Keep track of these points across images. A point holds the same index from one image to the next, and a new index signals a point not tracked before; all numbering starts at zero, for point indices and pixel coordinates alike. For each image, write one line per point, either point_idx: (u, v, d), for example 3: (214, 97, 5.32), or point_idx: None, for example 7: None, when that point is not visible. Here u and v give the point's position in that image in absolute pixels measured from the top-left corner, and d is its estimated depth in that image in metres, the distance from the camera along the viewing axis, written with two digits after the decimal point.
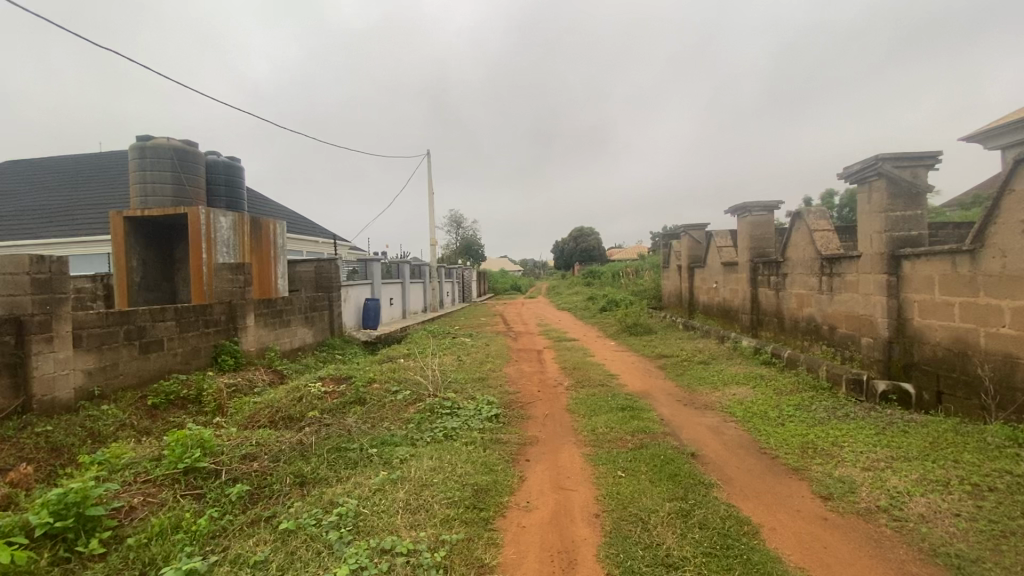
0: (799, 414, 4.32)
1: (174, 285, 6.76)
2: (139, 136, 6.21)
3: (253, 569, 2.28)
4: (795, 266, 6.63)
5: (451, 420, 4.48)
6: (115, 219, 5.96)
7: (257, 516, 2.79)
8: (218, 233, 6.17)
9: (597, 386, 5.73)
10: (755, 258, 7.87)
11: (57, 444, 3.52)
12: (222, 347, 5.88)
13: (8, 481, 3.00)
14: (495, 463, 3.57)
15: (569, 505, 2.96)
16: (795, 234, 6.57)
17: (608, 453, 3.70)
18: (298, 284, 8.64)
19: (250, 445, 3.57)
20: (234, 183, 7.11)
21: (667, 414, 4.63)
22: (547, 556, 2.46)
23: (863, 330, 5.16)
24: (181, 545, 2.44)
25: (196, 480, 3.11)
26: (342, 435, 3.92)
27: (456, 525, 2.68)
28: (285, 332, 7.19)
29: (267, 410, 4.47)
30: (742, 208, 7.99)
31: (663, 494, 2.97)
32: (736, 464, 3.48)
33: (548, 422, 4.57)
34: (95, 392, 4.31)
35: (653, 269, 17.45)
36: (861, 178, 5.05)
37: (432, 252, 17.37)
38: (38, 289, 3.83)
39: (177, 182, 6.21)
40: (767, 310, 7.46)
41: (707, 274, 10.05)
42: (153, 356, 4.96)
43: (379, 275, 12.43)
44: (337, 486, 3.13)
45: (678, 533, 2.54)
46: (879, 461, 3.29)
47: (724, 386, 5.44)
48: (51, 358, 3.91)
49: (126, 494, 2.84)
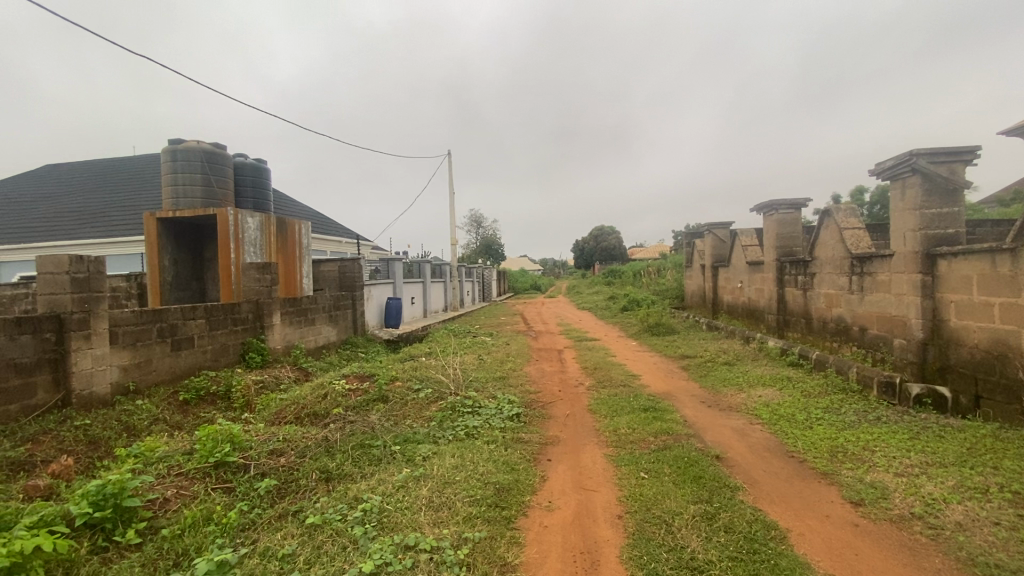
0: (828, 418, 4.21)
1: (203, 284, 6.95)
2: (171, 139, 6.40)
3: (281, 561, 2.33)
4: (823, 265, 6.46)
5: (472, 419, 4.50)
6: (149, 220, 6.17)
7: (284, 510, 2.84)
8: (245, 233, 6.32)
9: (619, 387, 5.68)
10: (782, 258, 7.70)
11: (95, 437, 3.66)
12: (249, 344, 6.02)
13: (49, 472, 3.13)
14: (517, 463, 3.56)
15: (592, 506, 2.95)
16: (824, 232, 6.40)
17: (632, 454, 3.66)
18: (323, 284, 8.79)
19: (278, 440, 3.66)
20: (261, 184, 7.27)
21: (690, 416, 4.56)
22: (570, 557, 2.45)
23: (895, 331, 5.00)
24: (213, 537, 2.51)
25: (225, 473, 3.19)
26: (366, 432, 3.97)
27: (478, 523, 2.69)
28: (309, 330, 7.32)
29: (293, 406, 4.56)
30: (768, 206, 7.82)
31: (688, 497, 2.93)
32: (763, 467, 3.42)
33: (570, 422, 4.55)
34: (130, 387, 4.46)
35: (676, 268, 17.21)
36: (894, 174, 4.90)
37: (453, 251, 17.47)
38: (77, 288, 3.98)
39: (206, 183, 6.37)
40: (795, 310, 7.29)
41: (731, 274, 9.87)
42: (185, 353, 5.11)
43: (401, 274, 12.57)
44: (361, 482, 3.18)
45: (704, 537, 2.50)
46: (913, 467, 3.18)
47: (749, 387, 5.34)
48: (90, 354, 4.06)
49: (160, 487, 2.94)
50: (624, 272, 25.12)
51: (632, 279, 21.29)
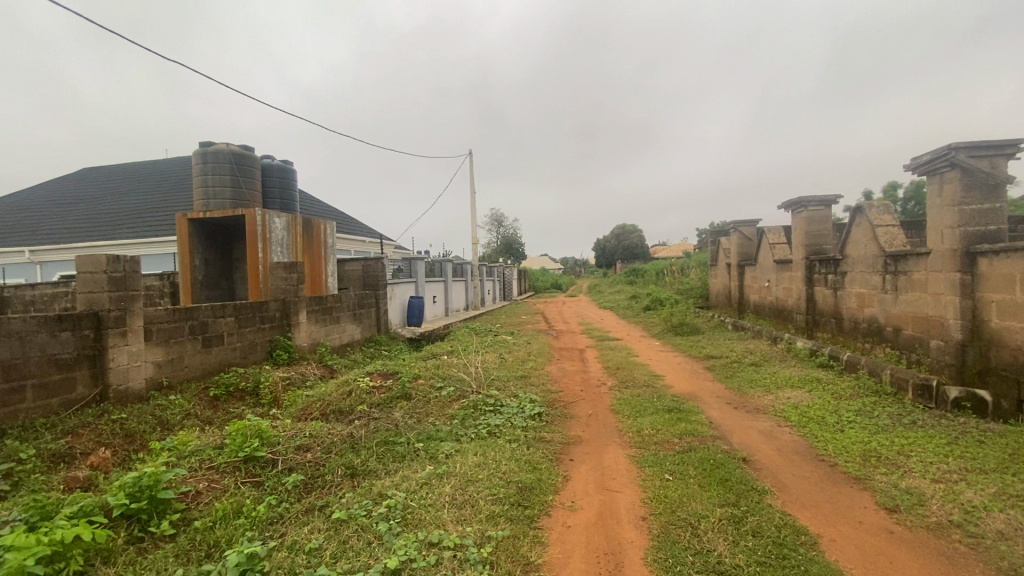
0: (860, 421, 4.09)
1: (232, 283, 7.13)
2: (201, 142, 6.57)
3: (308, 555, 2.37)
4: (855, 263, 6.27)
5: (494, 418, 4.51)
6: (181, 221, 6.36)
7: (311, 505, 2.90)
8: (273, 233, 6.46)
9: (642, 387, 5.63)
10: (811, 256, 7.50)
11: (131, 431, 3.79)
12: (277, 342, 6.16)
13: (88, 464, 3.25)
14: (539, 462, 3.56)
15: (616, 506, 2.93)
16: (855, 230, 6.21)
17: (656, 456, 3.62)
18: (347, 283, 8.93)
19: (305, 436, 3.72)
20: (287, 185, 7.41)
21: (716, 417, 4.48)
22: (593, 558, 2.43)
23: (932, 332, 4.83)
24: (243, 529, 2.57)
25: (254, 468, 3.27)
26: (390, 429, 4.02)
27: (501, 522, 2.69)
28: (334, 328, 7.44)
29: (318, 403, 4.64)
30: (796, 202, 7.62)
31: (714, 499, 2.88)
32: (792, 471, 3.33)
33: (592, 423, 4.51)
34: (163, 383, 4.60)
35: (699, 267, 16.92)
36: (931, 170, 4.71)
37: (474, 250, 17.55)
38: (114, 287, 4.12)
39: (235, 185, 6.53)
40: (824, 310, 7.09)
41: (758, 273, 9.66)
42: (215, 350, 5.26)
43: (423, 274, 12.68)
44: (385, 479, 3.22)
45: (730, 540, 2.46)
46: (951, 473, 3.06)
47: (777, 389, 5.22)
48: (126, 350, 4.21)
49: (193, 479, 3.03)
50: (646, 271, 24.81)
51: (654, 279, 21.02)
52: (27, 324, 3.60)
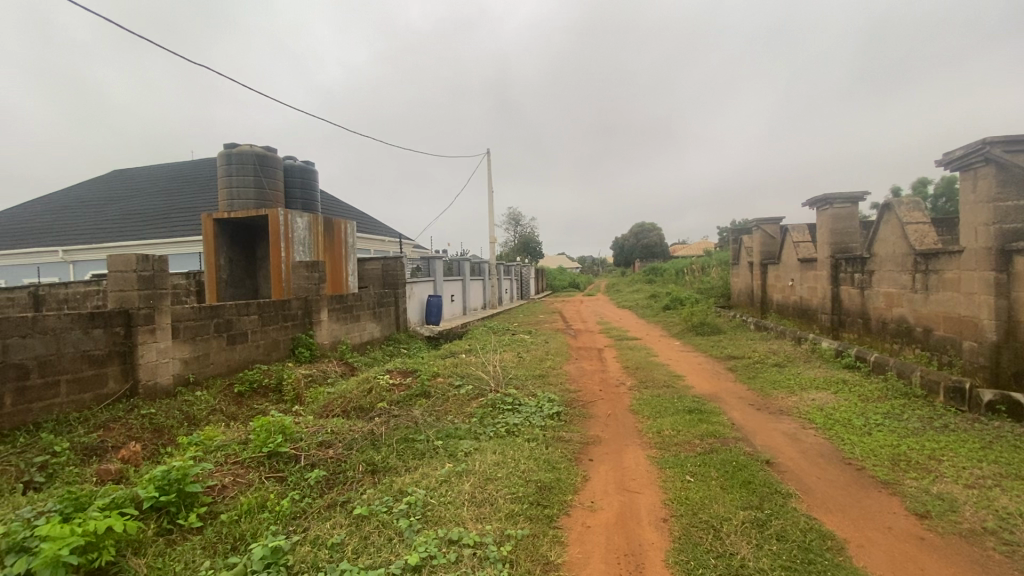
0: (888, 424, 3.97)
1: (256, 282, 7.27)
2: (226, 144, 6.70)
3: (331, 550, 2.40)
4: (883, 262, 6.10)
5: (512, 417, 4.51)
6: (207, 221, 6.51)
7: (333, 500, 2.94)
8: (295, 232, 6.57)
9: (662, 387, 5.57)
10: (836, 254, 7.32)
11: (159, 426, 3.89)
12: (299, 340, 6.26)
13: (120, 457, 3.35)
14: (558, 461, 3.55)
15: (636, 507, 2.90)
16: (883, 227, 6.04)
17: (676, 457, 3.58)
18: (367, 281, 9.03)
19: (326, 433, 3.78)
20: (309, 185, 7.52)
21: (738, 419, 4.41)
22: (613, 558, 2.42)
23: (965, 332, 4.67)
24: (267, 524, 2.62)
25: (278, 463, 3.33)
26: (410, 426, 4.05)
27: (520, 521, 2.69)
28: (355, 326, 7.53)
29: (339, 400, 4.70)
30: (821, 199, 7.45)
31: (737, 502, 2.83)
32: (817, 474, 3.26)
33: (612, 423, 4.48)
34: (190, 379, 4.72)
35: (721, 266, 16.66)
36: (964, 165, 4.55)
37: (492, 249, 17.59)
38: (143, 285, 4.23)
39: (258, 185, 6.65)
40: (851, 310, 6.92)
41: (781, 271, 9.47)
42: (239, 347, 5.37)
43: (441, 273, 12.76)
44: (405, 476, 3.25)
45: (754, 544, 2.42)
46: (985, 479, 2.96)
47: (801, 390, 5.11)
48: (154, 347, 4.33)
49: (219, 474, 3.10)
50: (666, 270, 24.49)
51: (674, 278, 20.77)
52: (61, 321, 3.70)
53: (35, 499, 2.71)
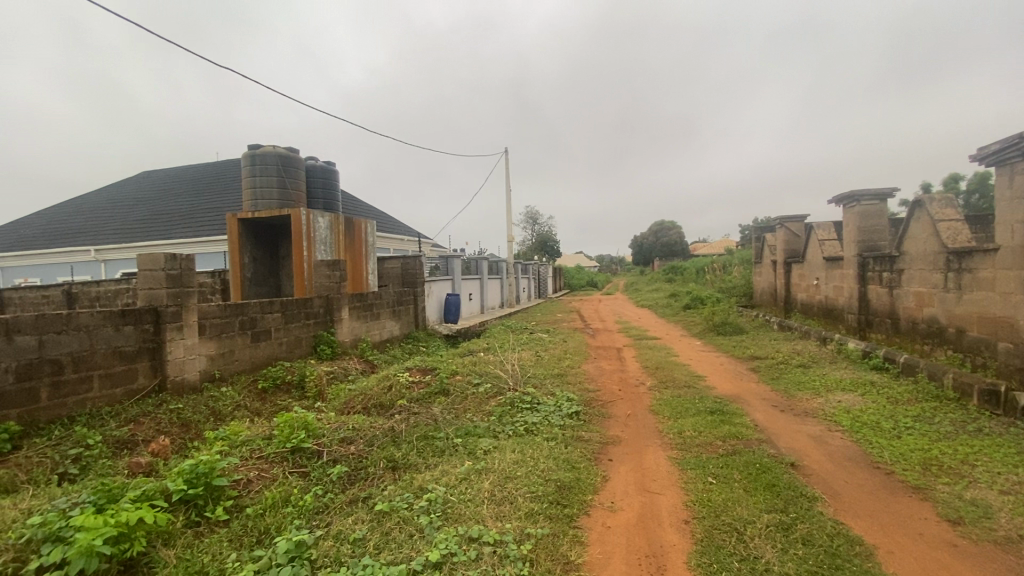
0: (919, 427, 3.86)
1: (278, 280, 7.40)
2: (250, 145, 6.84)
3: (353, 544, 2.43)
4: (913, 260, 5.92)
5: (531, 416, 4.50)
6: (232, 220, 6.65)
7: (355, 496, 2.98)
8: (317, 232, 6.66)
9: (682, 387, 5.50)
10: (864, 252, 7.13)
11: (187, 421, 4.00)
12: (321, 337, 6.36)
13: (150, 451, 3.45)
14: (577, 460, 3.54)
15: (657, 509, 2.87)
16: (914, 225, 5.87)
17: (697, 458, 3.52)
18: (386, 280, 9.12)
19: (348, 429, 3.83)
20: (330, 185, 7.62)
21: (762, 420, 4.33)
22: (634, 560, 2.40)
23: (1000, 333, 4.51)
24: (291, 518, 2.67)
25: (301, 458, 3.38)
26: (429, 424, 4.08)
27: (540, 520, 2.69)
28: (375, 324, 7.62)
29: (360, 397, 4.76)
30: (848, 196, 7.27)
31: (760, 505, 2.78)
32: (844, 478, 3.18)
33: (632, 423, 4.44)
34: (216, 375, 4.83)
35: (743, 264, 16.38)
36: (1000, 160, 4.39)
37: (510, 248, 17.60)
38: (171, 283, 4.34)
39: (281, 185, 6.77)
40: (879, 310, 6.73)
41: (806, 270, 9.27)
42: (263, 344, 5.47)
43: (459, 271, 12.81)
44: (425, 473, 3.27)
45: (779, 548, 2.37)
46: (1021, 485, 2.86)
47: (827, 392, 4.99)
48: (182, 344, 4.44)
49: (244, 468, 3.16)
50: (686, 269, 24.16)
51: (695, 276, 20.51)
52: (94, 318, 3.81)
53: (69, 490, 2.80)
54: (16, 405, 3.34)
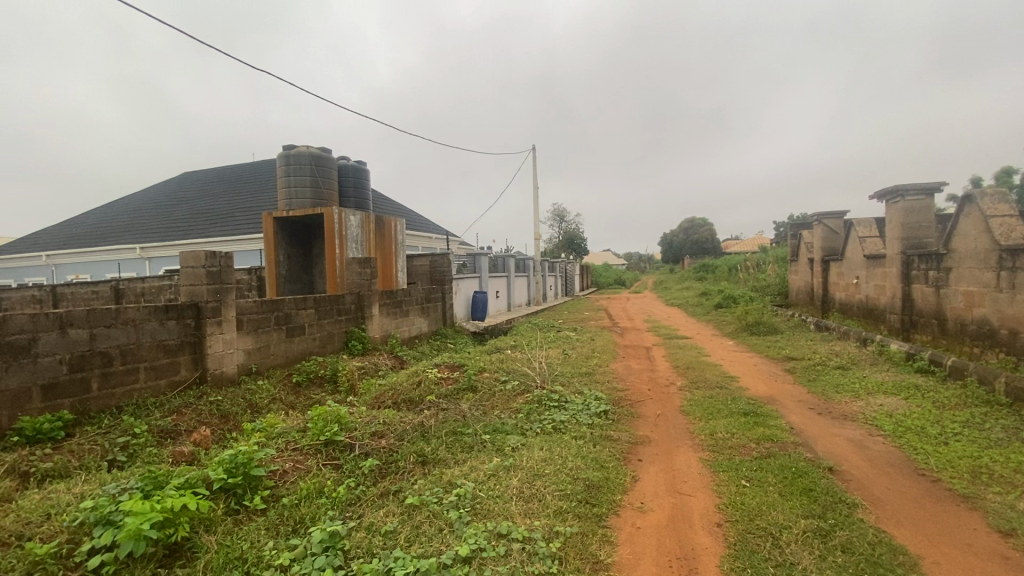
0: (968, 433, 3.68)
1: (311, 277, 7.59)
2: (285, 146, 7.02)
3: (384, 536, 2.48)
4: (962, 258, 5.64)
5: (559, 414, 4.49)
6: (268, 219, 6.85)
7: (386, 489, 3.03)
8: (348, 230, 6.79)
9: (714, 388, 5.38)
10: (908, 250, 6.83)
11: (226, 412, 4.15)
12: (352, 333, 6.50)
13: (193, 440, 3.60)
14: (606, 460, 3.51)
15: (689, 511, 2.82)
16: (963, 220, 5.58)
17: (730, 461, 3.44)
18: (415, 277, 9.24)
19: (379, 423, 3.90)
20: (361, 184, 7.75)
21: (798, 423, 4.20)
22: (665, 561, 2.37)
23: None
24: (324, 509, 2.74)
25: (334, 451, 3.46)
26: (458, 420, 4.13)
27: (569, 518, 2.68)
28: (404, 321, 7.72)
29: (390, 392, 4.84)
30: (892, 191, 6.97)
31: (797, 510, 2.70)
32: (886, 484, 3.06)
33: (662, 423, 4.38)
34: (253, 368, 4.99)
35: (777, 263, 15.91)
36: None
37: (537, 246, 17.59)
38: (211, 280, 4.51)
39: (314, 185, 6.92)
40: (924, 310, 6.44)
41: (845, 268, 8.94)
42: (297, 340, 5.63)
43: (487, 269, 12.86)
44: (454, 468, 3.31)
45: (816, 554, 2.30)
46: None
47: (867, 395, 4.80)
48: (221, 338, 4.61)
49: (280, 459, 3.26)
50: (717, 267, 23.63)
51: (727, 275, 20.02)
52: (140, 312, 4.00)
53: (119, 476, 2.94)
54: (69, 394, 3.52)
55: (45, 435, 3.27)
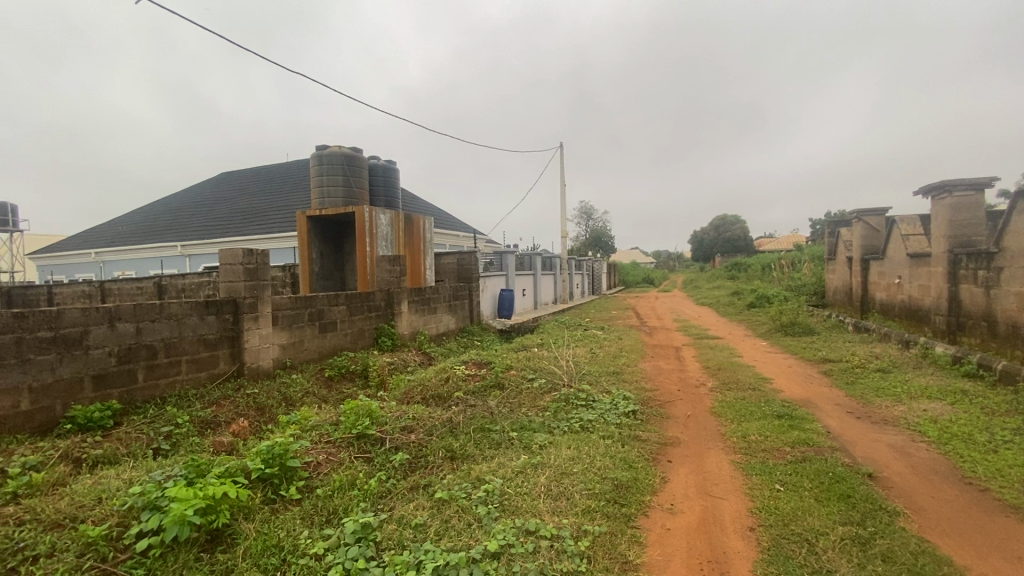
0: (1020, 441, 3.49)
1: (343, 275, 7.76)
2: (318, 146, 7.18)
3: (415, 529, 2.52)
4: (1014, 257, 5.35)
5: (586, 413, 4.47)
6: (301, 218, 7.04)
7: (415, 483, 3.08)
8: (378, 228, 6.91)
9: (746, 390, 5.27)
10: (955, 248, 6.51)
11: (262, 405, 4.28)
12: (382, 329, 6.62)
13: (232, 431, 3.73)
14: (635, 460, 3.48)
15: (719, 514, 2.77)
16: (1016, 217, 5.29)
17: (763, 464, 3.37)
18: (443, 275, 9.33)
19: (408, 418, 3.97)
20: (391, 183, 7.87)
21: (835, 427, 4.06)
22: (696, 564, 2.34)
23: None
24: (357, 500, 2.81)
25: (366, 444, 3.54)
26: (486, 416, 4.15)
27: (598, 517, 2.67)
28: (432, 318, 7.81)
29: (419, 388, 4.92)
30: (938, 187, 6.66)
31: (834, 516, 2.62)
32: (930, 493, 2.93)
33: (693, 424, 4.31)
34: (287, 363, 5.14)
35: (814, 262, 15.39)
36: None
37: (564, 244, 17.52)
38: (248, 277, 4.66)
39: (346, 184, 7.07)
40: (973, 311, 6.13)
41: (887, 267, 8.58)
42: (329, 335, 5.76)
43: (513, 267, 12.88)
44: (483, 464, 3.34)
45: (855, 563, 2.24)
46: None
47: (910, 399, 4.61)
48: (257, 333, 4.76)
49: (314, 451, 3.35)
50: (750, 267, 23.04)
51: (759, 274, 19.53)
52: (183, 308, 4.16)
53: (163, 464, 3.08)
54: (117, 385, 3.70)
55: (95, 423, 3.45)
